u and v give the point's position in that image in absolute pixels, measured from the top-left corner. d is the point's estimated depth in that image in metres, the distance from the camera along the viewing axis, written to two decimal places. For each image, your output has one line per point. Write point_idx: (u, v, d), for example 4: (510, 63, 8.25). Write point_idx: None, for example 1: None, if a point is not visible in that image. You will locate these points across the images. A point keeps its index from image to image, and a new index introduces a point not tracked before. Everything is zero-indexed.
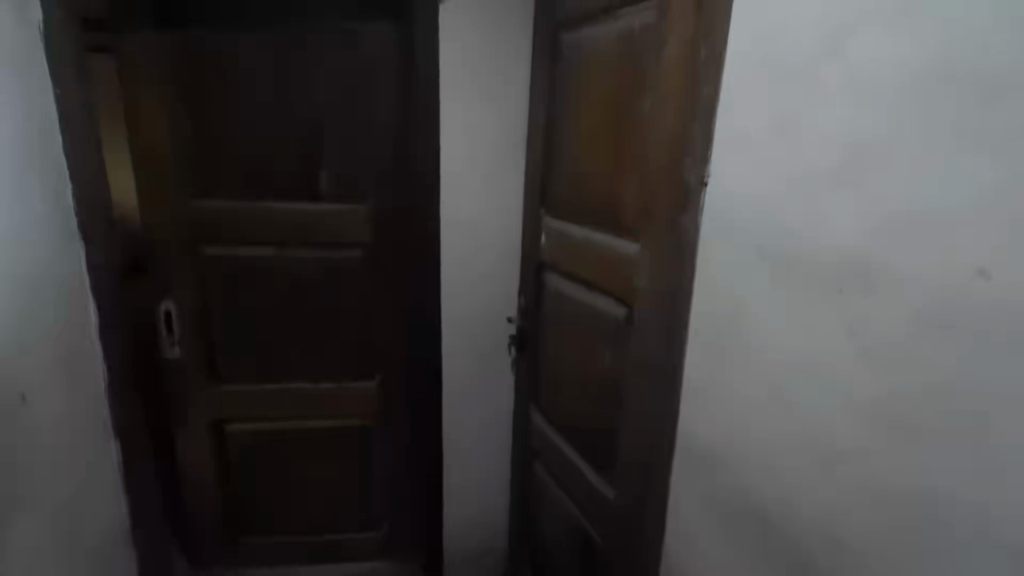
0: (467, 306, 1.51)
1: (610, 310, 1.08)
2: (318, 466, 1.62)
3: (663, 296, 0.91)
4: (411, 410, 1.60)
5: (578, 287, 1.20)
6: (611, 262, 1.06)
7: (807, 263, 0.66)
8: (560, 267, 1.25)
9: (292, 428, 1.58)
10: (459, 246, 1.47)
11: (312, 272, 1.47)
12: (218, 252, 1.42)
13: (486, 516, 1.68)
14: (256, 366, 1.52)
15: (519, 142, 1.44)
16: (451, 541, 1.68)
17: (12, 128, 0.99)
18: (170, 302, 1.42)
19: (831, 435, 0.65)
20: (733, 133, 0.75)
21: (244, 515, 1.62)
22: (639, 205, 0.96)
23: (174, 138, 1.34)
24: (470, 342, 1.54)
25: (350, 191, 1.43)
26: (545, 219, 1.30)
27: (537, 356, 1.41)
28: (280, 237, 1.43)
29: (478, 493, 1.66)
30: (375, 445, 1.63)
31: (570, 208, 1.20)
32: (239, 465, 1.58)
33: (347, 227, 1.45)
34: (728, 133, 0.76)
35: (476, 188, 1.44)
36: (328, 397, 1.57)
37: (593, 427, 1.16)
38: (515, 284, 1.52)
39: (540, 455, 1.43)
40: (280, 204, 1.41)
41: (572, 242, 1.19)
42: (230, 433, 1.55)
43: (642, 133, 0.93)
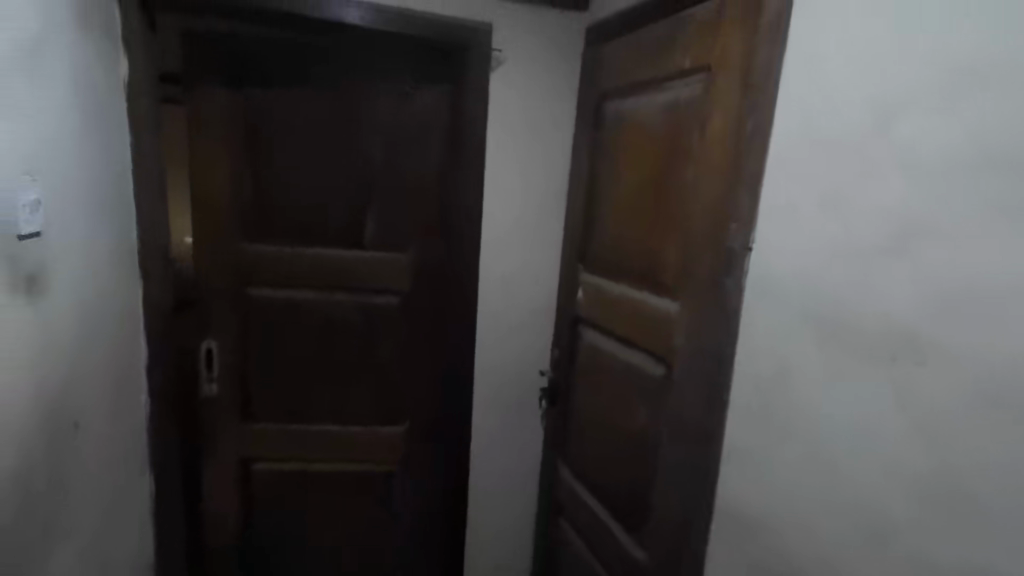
0: (501, 357, 1.54)
1: (646, 368, 1.09)
2: (339, 511, 1.61)
3: (703, 358, 0.92)
4: (436, 458, 1.61)
5: (612, 343, 1.21)
6: (647, 318, 1.08)
7: (853, 331, 0.68)
8: (595, 322, 1.27)
9: (319, 470, 1.58)
10: (494, 297, 1.51)
11: (350, 317, 1.51)
12: (263, 293, 1.47)
13: (503, 565, 1.67)
14: (288, 407, 1.54)
15: (560, 204, 1.50)
16: None
17: (93, 170, 1.06)
18: (212, 340, 1.46)
19: (886, 511, 0.63)
20: (780, 204, 0.78)
21: (260, 559, 1.60)
22: (678, 266, 0.99)
23: (231, 189, 1.41)
24: (502, 391, 1.57)
25: (395, 242, 1.49)
26: (581, 275, 1.34)
27: (566, 410, 1.40)
28: (323, 281, 1.48)
29: (495, 547, 1.65)
30: (397, 493, 1.62)
31: (608, 266, 1.23)
32: (261, 506, 1.58)
33: (384, 276, 1.50)
34: (775, 203, 0.79)
35: (515, 242, 1.49)
36: (355, 442, 1.58)
37: (623, 484, 1.15)
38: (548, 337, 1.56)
39: (564, 510, 1.40)
40: (326, 250, 1.47)
41: (607, 297, 1.22)
42: (257, 473, 1.56)
43: (684, 202, 0.97)
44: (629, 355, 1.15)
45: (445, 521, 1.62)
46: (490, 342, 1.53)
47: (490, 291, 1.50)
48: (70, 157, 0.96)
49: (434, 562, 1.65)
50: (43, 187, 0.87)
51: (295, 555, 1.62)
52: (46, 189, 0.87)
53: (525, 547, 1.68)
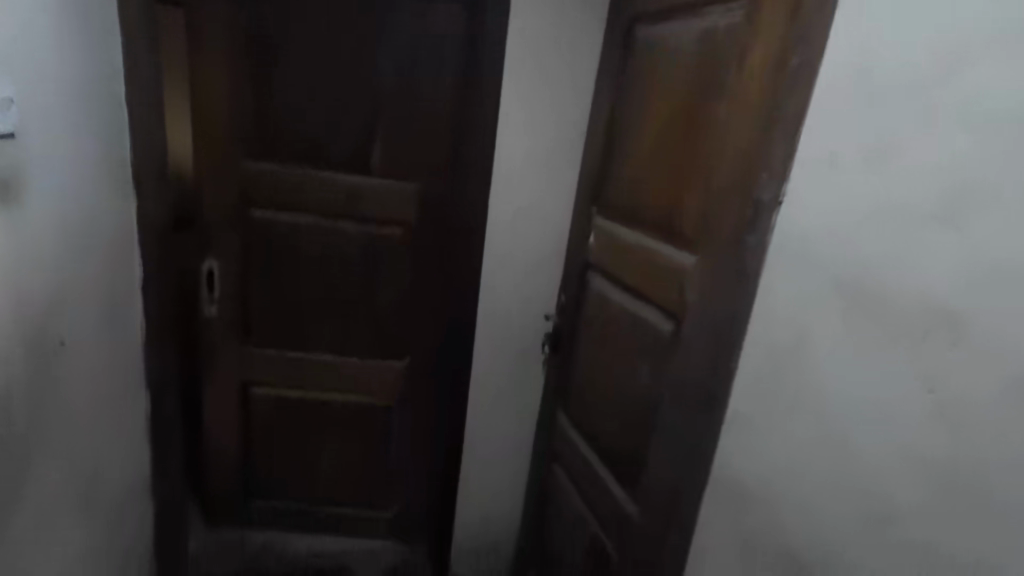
0: (506, 301, 1.47)
1: (654, 323, 1.03)
2: (337, 440, 1.63)
3: (713, 317, 0.86)
4: (435, 395, 1.60)
5: (620, 294, 1.15)
6: (659, 270, 1.02)
7: (880, 300, 0.61)
8: (605, 270, 1.20)
9: (317, 399, 1.58)
10: (502, 237, 1.43)
11: (353, 246, 1.46)
12: (265, 216, 1.42)
13: (493, 510, 1.64)
14: (287, 334, 1.53)
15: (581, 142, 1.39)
16: (462, 536, 1.65)
17: (77, 72, 0.98)
18: (213, 261, 1.44)
19: (893, 499, 0.59)
20: (826, 155, 0.68)
21: (259, 479, 1.65)
22: (699, 217, 0.91)
23: (231, 101, 1.33)
24: (504, 336, 1.50)
25: (402, 171, 1.42)
26: (595, 218, 1.26)
27: (568, 358, 1.36)
28: (326, 209, 1.42)
29: (490, 493, 1.62)
30: (394, 427, 1.62)
31: (624, 212, 1.15)
32: (260, 429, 1.60)
33: (389, 207, 1.44)
34: (819, 154, 0.69)
35: (528, 180, 1.40)
36: (353, 373, 1.57)
37: (620, 441, 1.12)
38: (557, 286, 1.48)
39: (559, 456, 1.38)
40: (329, 175, 1.40)
41: (620, 245, 1.14)
42: (255, 395, 1.57)
43: (711, 146, 0.88)
44: (635, 307, 1.10)
45: (440, 458, 1.62)
46: (494, 284, 1.46)
47: (497, 229, 1.42)
48: (51, 54, 0.89)
49: (430, 496, 1.68)
50: (18, 83, 0.81)
51: (294, 479, 1.66)
52: (18, 85, 0.81)
53: (516, 495, 1.64)
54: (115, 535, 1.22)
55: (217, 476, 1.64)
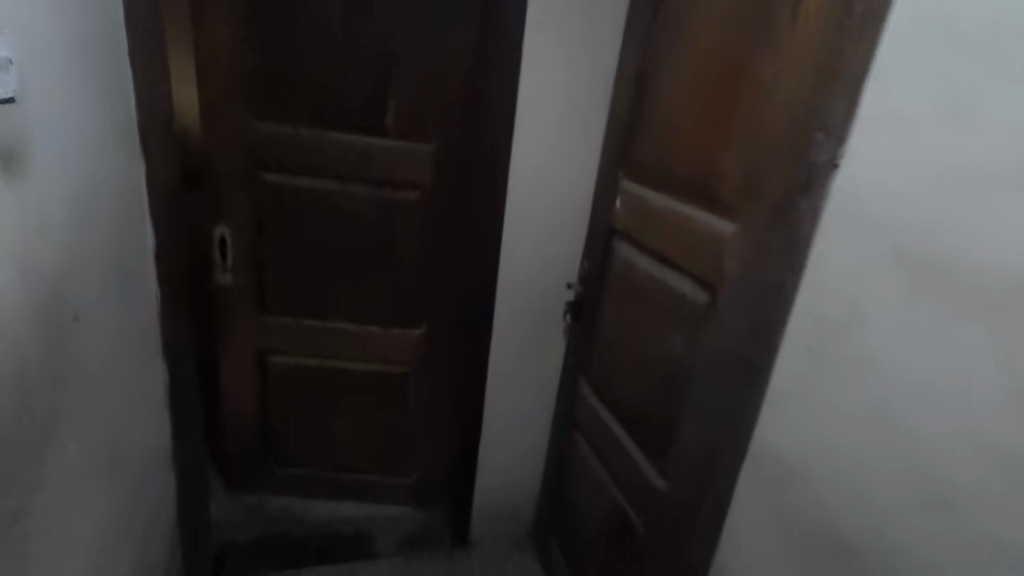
0: (527, 266, 1.44)
1: (686, 293, 0.99)
2: (355, 407, 1.62)
3: (753, 286, 0.82)
4: (454, 362, 1.58)
5: (648, 261, 1.10)
6: (692, 236, 0.96)
7: (937, 267, 0.59)
8: (631, 235, 1.15)
9: (334, 366, 1.57)
10: (526, 198, 1.38)
11: (368, 211, 1.41)
12: (277, 180, 1.38)
13: (513, 476, 1.66)
14: (303, 301, 1.50)
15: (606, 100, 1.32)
16: (484, 503, 1.67)
17: (75, 28, 0.92)
18: (224, 227, 1.40)
19: (957, 482, 0.57)
20: (894, 113, 0.63)
21: (279, 445, 1.66)
22: (740, 181, 0.85)
23: (240, 59, 1.28)
24: (525, 304, 1.47)
25: (418, 131, 1.36)
26: (621, 180, 1.20)
27: (591, 327, 1.32)
28: (340, 172, 1.38)
29: (511, 460, 1.64)
30: (411, 394, 1.61)
31: (653, 175, 1.09)
32: (276, 395, 1.60)
33: (405, 169, 1.38)
34: (883, 112, 0.64)
35: (551, 141, 1.34)
36: (369, 340, 1.54)
37: (645, 412, 1.10)
38: (578, 251, 1.44)
39: (580, 425, 1.36)
40: (342, 137, 1.35)
41: (648, 208, 1.09)
42: (272, 362, 1.56)
43: (754, 103, 0.82)
44: (665, 275, 1.05)
45: (460, 423, 1.63)
46: (514, 251, 1.42)
47: (518, 195, 1.37)
48: (50, 7, 0.83)
49: (450, 462, 1.68)
50: (18, 39, 0.76)
51: (313, 445, 1.66)
52: (14, 41, 0.75)
53: (536, 461, 1.65)
54: (138, 505, 1.22)
55: (235, 442, 1.64)
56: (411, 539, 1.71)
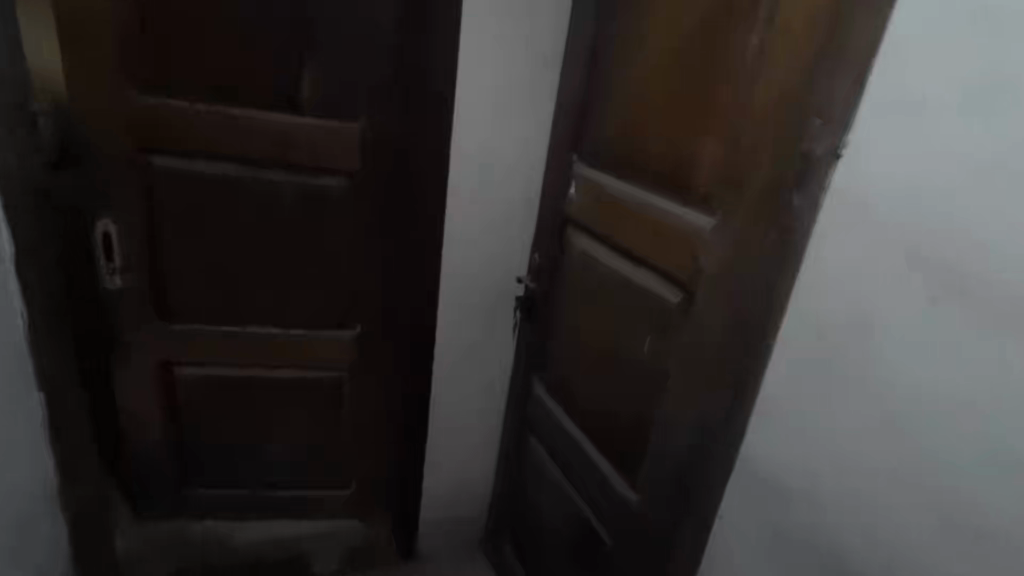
0: (472, 255, 1.36)
1: (654, 293, 0.90)
2: (282, 419, 1.45)
3: (735, 290, 0.75)
4: (393, 365, 1.44)
5: (607, 255, 1.02)
6: (661, 231, 0.87)
7: (964, 277, 0.54)
8: (588, 228, 1.05)
9: (256, 375, 1.39)
10: (464, 183, 1.29)
11: (286, 201, 1.24)
12: (172, 164, 1.18)
13: (461, 474, 1.60)
14: (215, 305, 1.31)
15: (551, 81, 1.26)
16: (437, 505, 1.62)
17: None
18: (109, 221, 1.18)
19: (988, 513, 0.53)
20: (916, 100, 0.57)
21: (195, 464, 1.47)
22: (720, 170, 0.77)
23: (116, 18, 1.05)
24: (472, 295, 1.40)
25: (342, 108, 1.18)
26: (575, 165, 1.09)
27: (545, 325, 1.22)
28: (251, 154, 1.19)
29: (461, 458, 1.58)
30: (347, 400, 1.46)
31: (614, 162, 1.00)
32: (188, 410, 1.40)
33: (328, 151, 1.21)
34: (909, 98, 0.58)
35: (493, 123, 1.26)
36: (294, 345, 1.37)
37: (606, 414, 1.04)
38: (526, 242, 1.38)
39: (535, 429, 1.27)
40: (252, 113, 1.16)
41: (609, 199, 0.99)
42: (181, 375, 1.36)
43: (736, 84, 0.75)
44: (630, 273, 0.96)
45: (402, 429, 1.50)
46: (460, 242, 1.34)
47: (464, 182, 1.29)
48: None
49: (393, 470, 1.56)
50: None
51: (233, 462, 1.48)
52: None
53: (489, 455, 1.60)
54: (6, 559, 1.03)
55: (138, 468, 1.42)
56: (352, 554, 1.60)
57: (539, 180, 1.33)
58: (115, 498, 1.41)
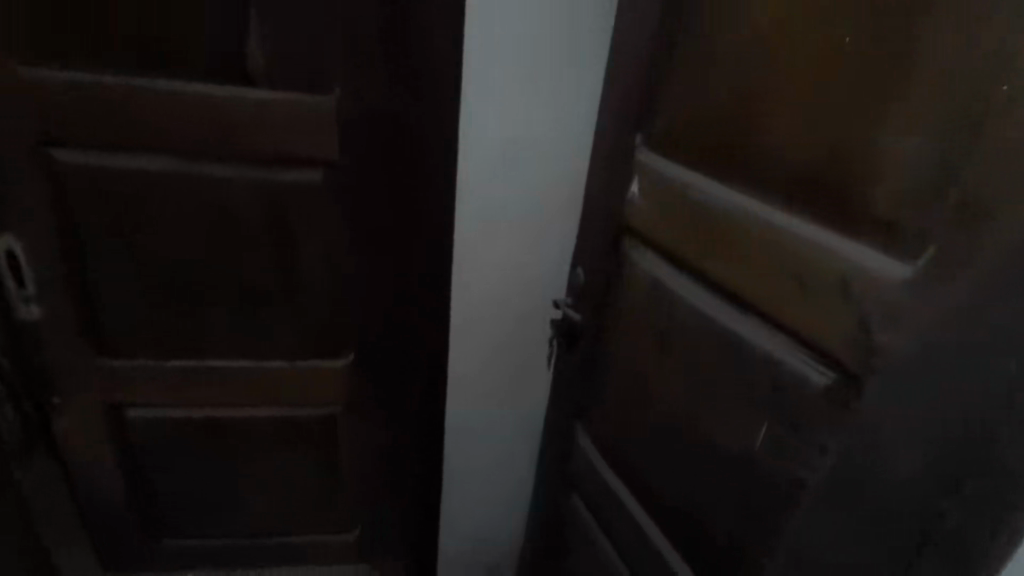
0: (488, 268, 1.06)
1: (778, 362, 0.60)
2: (267, 462, 1.20)
3: (937, 381, 0.47)
4: (397, 398, 1.15)
5: (695, 291, 0.70)
6: (796, 272, 0.57)
7: None
8: (662, 245, 0.74)
9: (228, 415, 1.12)
10: (475, 178, 0.98)
11: (247, 202, 0.94)
12: (87, 161, 0.89)
13: (488, 517, 1.36)
14: (168, 336, 1.03)
15: (601, 33, 0.91)
16: (463, 547, 1.39)
17: None
18: (14, 238, 0.92)
19: None
20: None
21: (167, 515, 1.23)
22: (917, 188, 0.47)
23: None
24: (490, 317, 1.10)
25: (306, 74, 0.86)
26: (637, 151, 0.78)
27: (591, 362, 0.93)
28: (190, 143, 0.88)
29: (486, 502, 1.33)
30: (346, 439, 1.19)
31: (704, 155, 0.68)
32: (150, 458, 1.16)
33: (293, 134, 0.89)
34: None
35: (515, 97, 0.93)
36: (270, 380, 1.09)
37: (689, 503, 0.74)
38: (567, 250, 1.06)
39: (578, 486, 1.00)
40: (184, 88, 0.85)
41: (697, 208, 0.68)
42: (135, 419, 1.10)
43: (963, 46, 0.43)
44: (733, 324, 0.65)
45: (410, 468, 1.25)
46: (476, 258, 1.04)
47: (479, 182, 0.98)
48: None
49: (407, 512, 1.31)
50: None
51: (212, 511, 1.24)
52: None
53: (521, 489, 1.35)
54: None
55: (101, 517, 1.21)
56: None
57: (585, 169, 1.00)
58: (79, 542, 1.24)
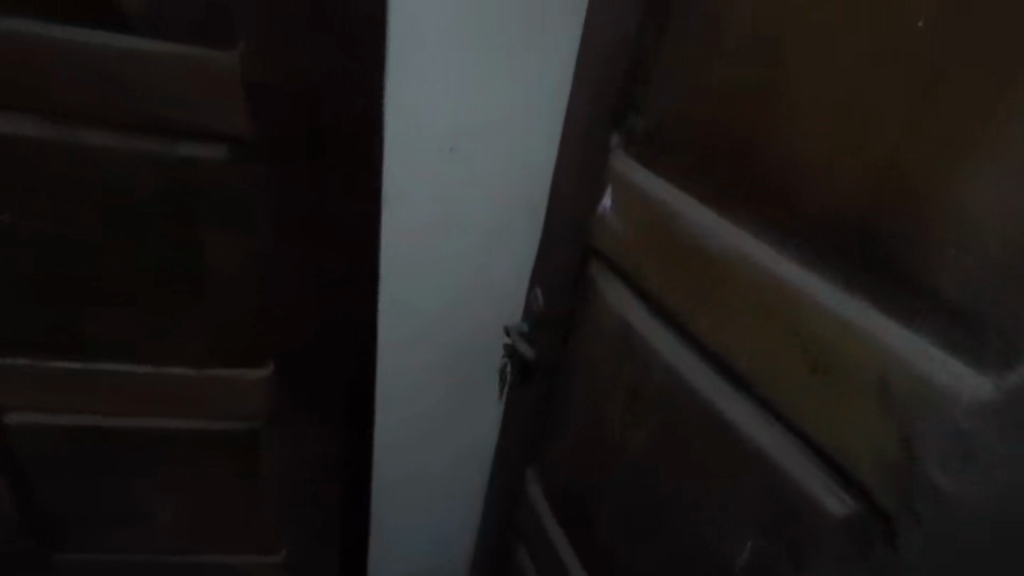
0: (429, 275, 0.87)
1: (771, 460, 0.44)
2: (177, 475, 1.03)
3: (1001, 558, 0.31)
4: (324, 421, 0.98)
5: (673, 343, 0.54)
6: (807, 345, 0.42)
7: None
8: (634, 277, 0.58)
9: (129, 424, 0.96)
10: (415, 167, 0.79)
11: (133, 180, 0.76)
12: None
13: (429, 548, 1.20)
14: (47, 335, 0.86)
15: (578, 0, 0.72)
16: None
17: None
18: None
19: None
20: None
21: (61, 528, 1.07)
22: (997, 258, 0.32)
23: None
24: (430, 332, 0.92)
25: (204, 21, 0.67)
26: (615, 153, 0.61)
27: (549, 400, 0.76)
28: (61, 104, 0.71)
29: (427, 531, 1.17)
30: (265, 459, 1.01)
31: (699, 166, 0.52)
32: (36, 467, 0.99)
33: (189, 98, 0.71)
34: None
35: (467, 71, 0.74)
36: (172, 389, 0.93)
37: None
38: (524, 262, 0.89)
39: (525, 539, 0.85)
40: (49, 34, 0.67)
41: (680, 236, 0.52)
42: (9, 426, 0.94)
43: None
44: (718, 398, 0.49)
45: (340, 498, 1.07)
46: (422, 263, 0.86)
47: (420, 171, 0.79)
48: None
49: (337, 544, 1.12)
50: None
51: (115, 526, 1.08)
52: None
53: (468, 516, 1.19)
54: None
55: None
56: None
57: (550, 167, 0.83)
58: None
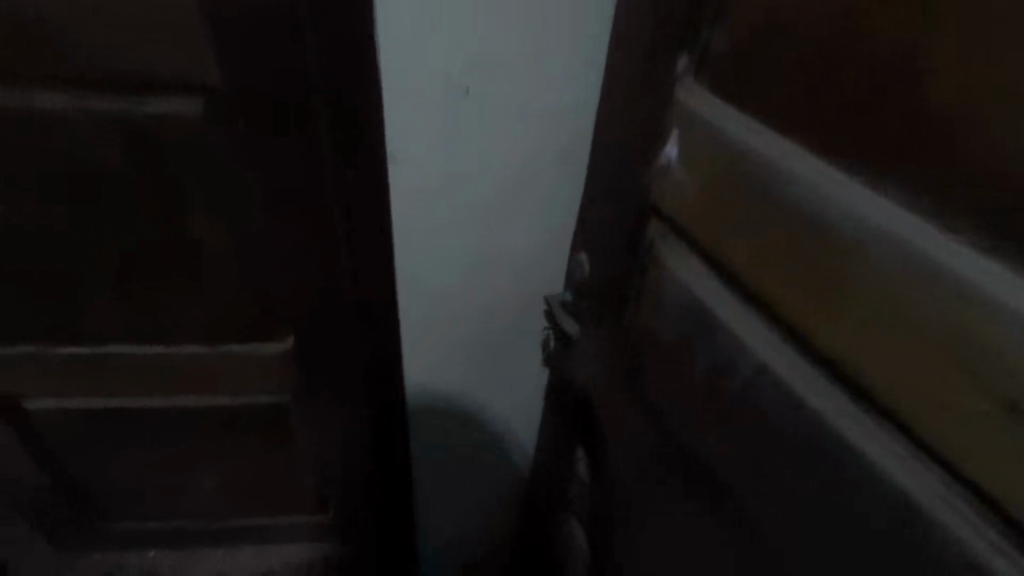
0: (439, 239, 0.68)
1: (903, 496, 0.35)
2: (211, 448, 1.00)
3: None
4: (345, 395, 0.90)
5: (755, 328, 0.43)
6: (962, 355, 0.32)
7: None
8: (700, 242, 0.46)
9: (148, 403, 0.92)
10: (409, 102, 0.59)
11: (94, 150, 0.67)
12: None
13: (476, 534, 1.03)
14: (53, 316, 0.81)
15: None
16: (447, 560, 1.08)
17: None
18: None
19: None
20: None
21: (111, 498, 1.07)
22: None
23: None
24: (446, 305, 0.74)
25: None
26: (688, 82, 0.45)
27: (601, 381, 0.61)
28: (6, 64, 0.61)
29: (467, 518, 1.00)
30: (297, 430, 0.96)
31: (787, 104, 0.39)
32: (72, 446, 0.98)
33: (150, 45, 0.60)
34: None
35: None
36: (182, 369, 0.87)
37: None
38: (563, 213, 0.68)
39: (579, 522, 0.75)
40: None
41: (775, 192, 0.39)
42: (30, 411, 0.91)
43: None
44: (827, 410, 0.39)
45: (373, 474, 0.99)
46: (428, 226, 0.67)
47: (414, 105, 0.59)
48: None
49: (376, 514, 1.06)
50: None
51: (161, 494, 1.07)
52: None
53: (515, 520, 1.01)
54: None
55: (35, 503, 1.05)
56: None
57: (591, 90, 0.60)
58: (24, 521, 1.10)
